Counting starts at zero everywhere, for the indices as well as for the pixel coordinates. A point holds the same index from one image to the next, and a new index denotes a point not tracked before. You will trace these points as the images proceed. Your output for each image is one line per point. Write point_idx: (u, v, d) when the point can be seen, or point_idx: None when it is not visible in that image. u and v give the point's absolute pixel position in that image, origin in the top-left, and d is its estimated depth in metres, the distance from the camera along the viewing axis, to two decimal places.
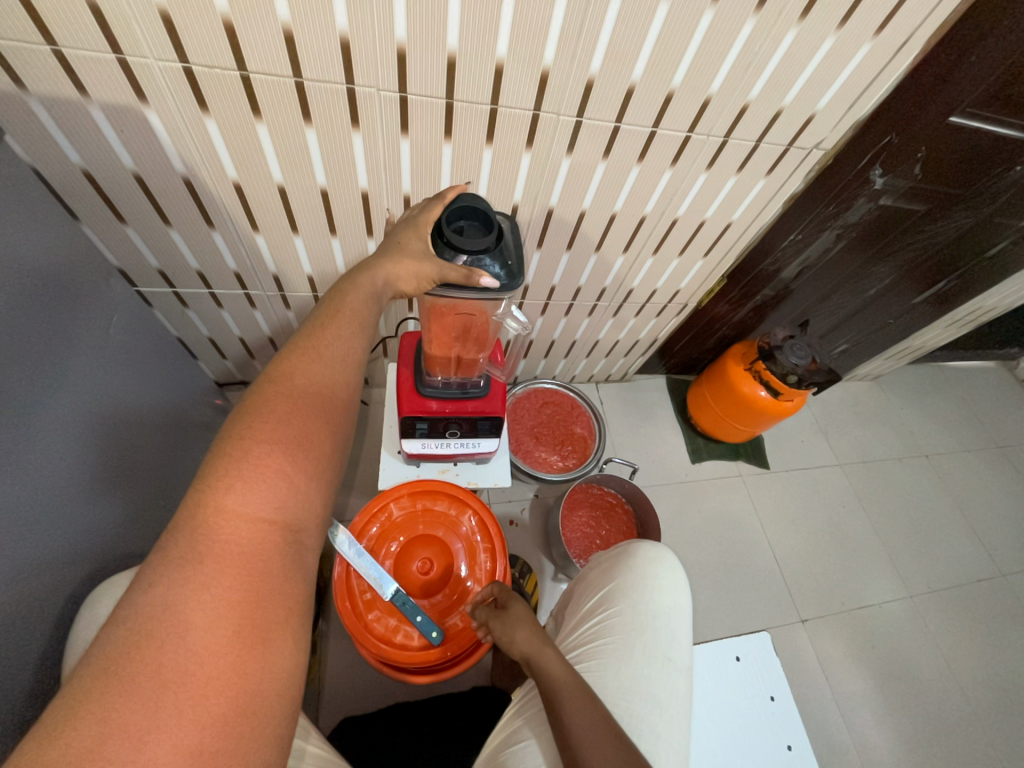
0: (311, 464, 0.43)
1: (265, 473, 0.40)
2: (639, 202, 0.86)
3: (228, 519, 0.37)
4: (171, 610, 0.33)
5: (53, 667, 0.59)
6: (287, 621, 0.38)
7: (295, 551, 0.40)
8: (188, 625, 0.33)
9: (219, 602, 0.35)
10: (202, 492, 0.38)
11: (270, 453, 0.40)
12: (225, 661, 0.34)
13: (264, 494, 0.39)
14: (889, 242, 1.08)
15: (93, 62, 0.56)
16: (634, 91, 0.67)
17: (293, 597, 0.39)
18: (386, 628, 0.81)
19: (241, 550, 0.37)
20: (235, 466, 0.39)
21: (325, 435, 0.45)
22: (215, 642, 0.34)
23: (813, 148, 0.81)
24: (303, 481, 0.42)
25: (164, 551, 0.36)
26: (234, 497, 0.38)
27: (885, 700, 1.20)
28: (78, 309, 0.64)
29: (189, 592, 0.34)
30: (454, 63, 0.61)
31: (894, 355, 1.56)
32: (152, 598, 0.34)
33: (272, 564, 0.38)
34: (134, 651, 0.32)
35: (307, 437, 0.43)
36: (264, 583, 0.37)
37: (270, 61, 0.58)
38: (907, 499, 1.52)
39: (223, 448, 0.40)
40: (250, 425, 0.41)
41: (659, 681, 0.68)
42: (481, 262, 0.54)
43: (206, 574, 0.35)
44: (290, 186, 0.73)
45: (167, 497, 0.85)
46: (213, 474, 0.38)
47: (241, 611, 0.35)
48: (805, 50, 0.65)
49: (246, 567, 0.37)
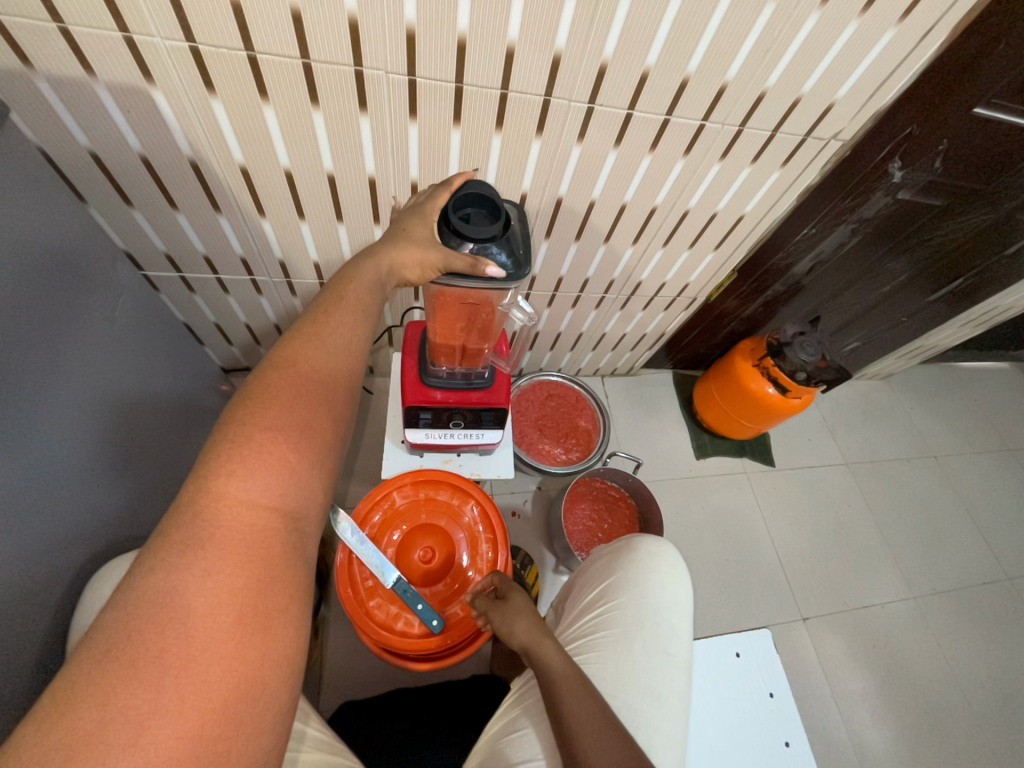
0: (313, 452, 0.42)
1: (268, 459, 0.39)
2: (650, 193, 0.84)
3: (230, 505, 0.37)
4: (171, 595, 0.34)
5: (58, 646, 0.60)
6: (288, 608, 0.38)
7: (295, 539, 0.40)
8: (189, 611, 0.33)
9: (219, 588, 0.35)
10: (203, 477, 0.38)
11: (272, 439, 0.40)
12: (225, 648, 0.34)
13: (266, 481, 0.39)
14: (906, 238, 1.05)
15: (100, 41, 0.55)
16: (647, 77, 0.65)
17: (294, 585, 0.39)
18: (387, 616, 0.82)
19: (241, 536, 0.37)
20: (237, 453, 0.39)
21: (327, 423, 0.44)
22: (217, 628, 0.34)
23: (831, 139, 0.79)
24: (306, 468, 0.42)
25: (165, 536, 0.36)
26: (236, 484, 0.38)
27: (885, 699, 1.20)
28: (84, 292, 0.64)
29: (191, 576, 0.34)
30: (464, 46, 0.60)
31: (906, 354, 1.54)
32: (153, 583, 0.34)
33: (271, 551, 0.38)
34: (135, 635, 0.32)
35: (309, 424, 0.43)
36: (265, 570, 0.37)
37: (277, 41, 0.57)
38: (914, 499, 1.50)
39: (224, 433, 0.40)
40: (251, 412, 0.41)
41: (658, 675, 0.68)
42: (487, 250, 0.53)
43: (207, 560, 0.35)
44: (298, 172, 0.72)
45: (170, 481, 0.86)
46: (214, 460, 0.38)
47: (242, 599, 0.35)
48: (826, 37, 0.64)
49: (247, 555, 0.37)
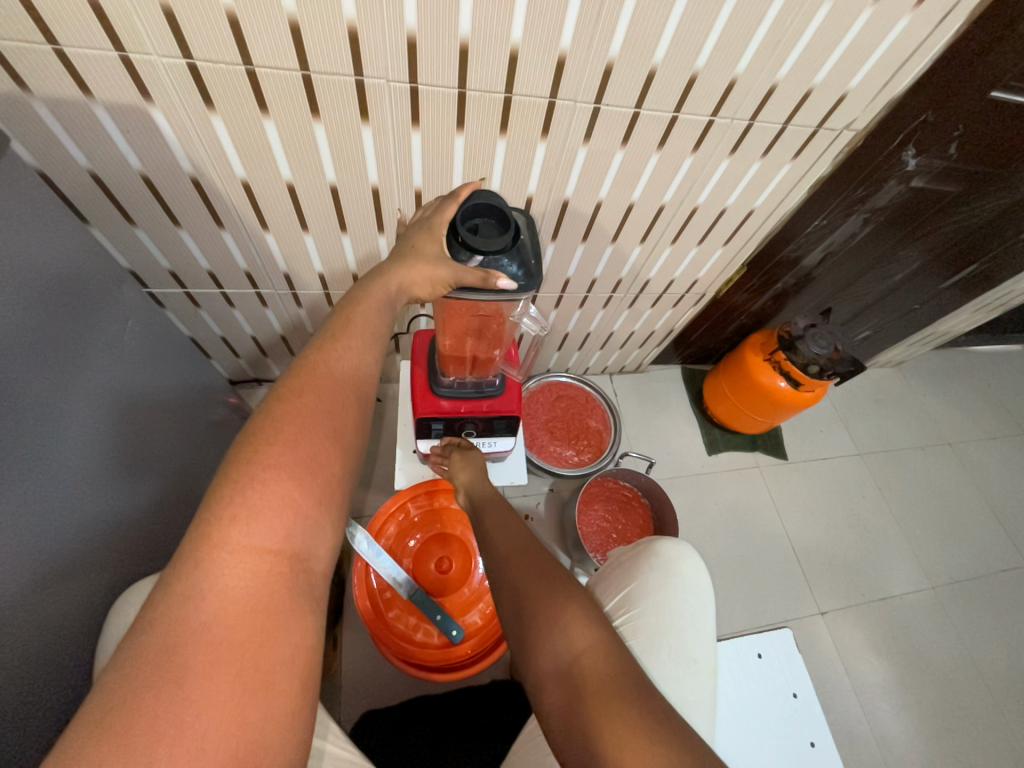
0: (320, 488, 0.41)
1: (272, 500, 0.38)
2: (658, 191, 0.82)
3: (232, 552, 0.36)
4: (169, 654, 0.32)
5: (84, 671, 0.61)
6: (293, 661, 0.36)
7: (302, 581, 0.39)
8: (188, 670, 0.32)
9: (218, 644, 0.34)
10: (205, 522, 0.36)
11: (276, 479, 0.39)
12: (223, 710, 0.32)
13: (270, 524, 0.37)
14: (919, 225, 1.03)
15: (96, 61, 0.54)
16: (655, 75, 0.64)
17: (299, 635, 0.37)
18: (406, 626, 0.85)
19: (244, 584, 0.36)
20: (239, 494, 0.37)
21: (334, 456, 0.42)
22: (215, 688, 0.32)
23: (843, 129, 0.77)
24: (313, 507, 0.40)
25: (168, 586, 0.35)
26: (239, 530, 0.36)
27: (906, 691, 1.19)
28: (90, 316, 0.63)
29: (191, 631, 0.33)
30: (466, 50, 0.58)
31: (918, 341, 1.51)
32: (151, 640, 0.33)
33: (277, 597, 0.37)
34: (131, 699, 0.31)
35: (315, 459, 0.41)
36: (269, 620, 0.36)
37: (275, 53, 0.55)
38: (930, 488, 1.49)
39: (228, 473, 0.38)
40: (255, 448, 0.39)
41: (686, 682, 0.67)
42: (497, 263, 0.52)
43: (207, 612, 0.34)
44: (300, 184, 0.71)
45: (184, 499, 0.85)
46: (218, 502, 0.37)
47: (241, 656, 0.34)
48: (840, 24, 0.61)
49: (249, 605, 0.35)
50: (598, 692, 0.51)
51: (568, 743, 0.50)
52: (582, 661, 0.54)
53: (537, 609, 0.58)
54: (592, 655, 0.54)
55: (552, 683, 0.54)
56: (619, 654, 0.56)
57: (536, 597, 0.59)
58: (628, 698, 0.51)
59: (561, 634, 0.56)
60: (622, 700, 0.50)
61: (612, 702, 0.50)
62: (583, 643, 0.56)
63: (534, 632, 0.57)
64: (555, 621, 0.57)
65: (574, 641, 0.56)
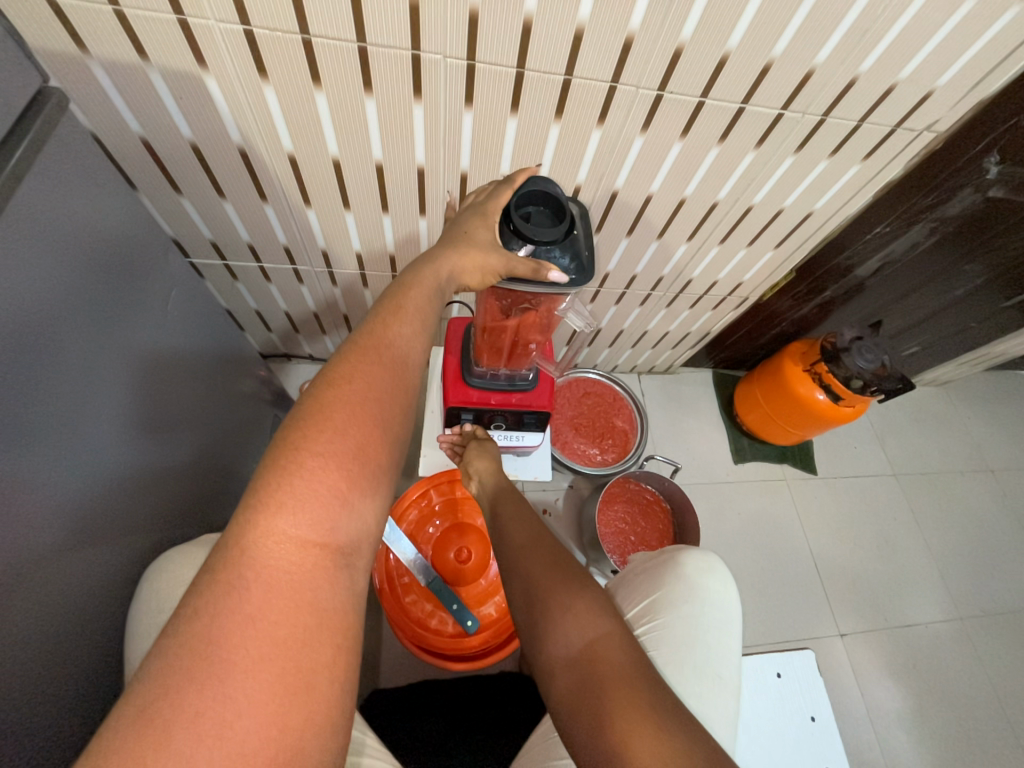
0: (366, 480, 0.40)
1: (318, 490, 0.37)
2: (713, 188, 0.78)
3: (277, 543, 0.36)
4: (214, 646, 0.32)
5: (116, 632, 0.62)
6: (333, 662, 0.35)
7: (345, 577, 0.38)
8: (231, 665, 0.32)
9: (261, 640, 0.33)
10: (252, 510, 0.36)
11: (322, 467, 0.38)
12: (264, 711, 0.32)
13: (315, 515, 0.37)
14: (989, 239, 0.96)
15: (154, 24, 0.54)
16: (727, 61, 0.60)
17: (341, 635, 0.36)
18: (421, 612, 0.86)
19: (289, 577, 0.35)
20: (287, 482, 0.37)
21: (382, 448, 0.41)
22: (257, 688, 0.32)
23: (923, 130, 0.71)
24: (359, 501, 0.39)
25: (214, 573, 0.35)
26: (285, 519, 0.36)
27: (924, 722, 1.15)
28: (135, 286, 0.64)
29: (236, 624, 0.33)
30: (529, 27, 0.55)
31: (969, 362, 1.43)
32: (194, 630, 0.32)
33: (320, 592, 0.36)
34: (173, 692, 0.30)
35: (362, 449, 0.40)
36: (312, 617, 0.35)
37: (332, 22, 0.53)
38: (967, 516, 1.42)
39: (277, 459, 0.38)
40: (305, 435, 0.39)
41: (710, 700, 0.66)
42: (549, 254, 0.51)
43: (252, 605, 0.34)
44: (346, 161, 0.70)
45: (213, 469, 0.86)
46: (265, 488, 0.37)
47: (284, 654, 0.33)
48: (937, 13, 0.56)
49: (294, 599, 0.35)
50: (611, 681, 0.49)
51: (577, 732, 0.48)
52: (594, 649, 0.52)
53: (550, 597, 0.57)
54: (605, 644, 0.52)
55: (564, 671, 0.52)
56: (636, 646, 0.53)
57: (550, 585, 0.58)
58: (637, 692, 0.48)
59: (574, 622, 0.54)
60: (634, 690, 0.48)
61: (620, 697, 0.47)
62: (597, 631, 0.53)
63: (546, 619, 0.56)
64: (567, 609, 0.55)
65: (587, 628, 0.54)
